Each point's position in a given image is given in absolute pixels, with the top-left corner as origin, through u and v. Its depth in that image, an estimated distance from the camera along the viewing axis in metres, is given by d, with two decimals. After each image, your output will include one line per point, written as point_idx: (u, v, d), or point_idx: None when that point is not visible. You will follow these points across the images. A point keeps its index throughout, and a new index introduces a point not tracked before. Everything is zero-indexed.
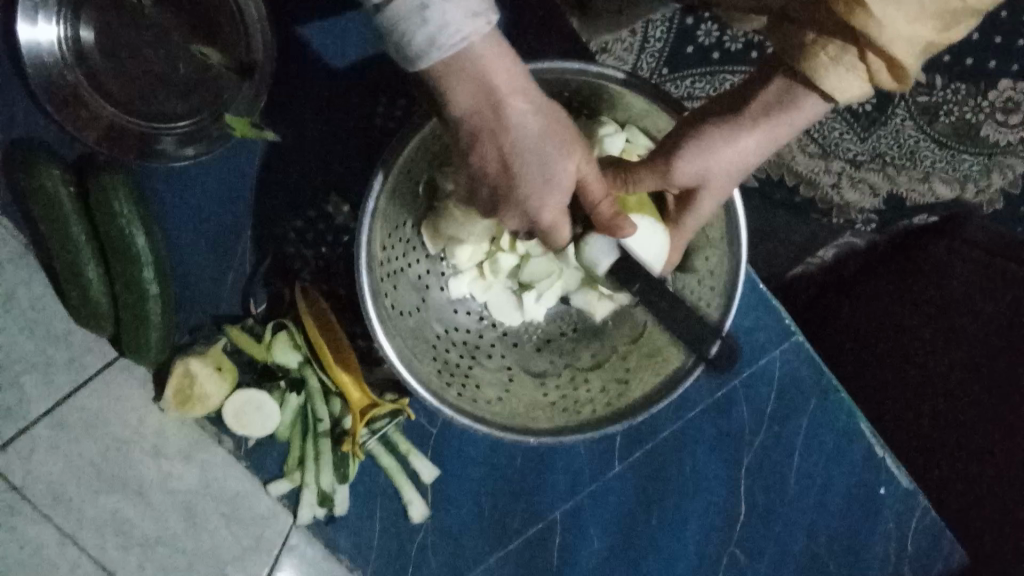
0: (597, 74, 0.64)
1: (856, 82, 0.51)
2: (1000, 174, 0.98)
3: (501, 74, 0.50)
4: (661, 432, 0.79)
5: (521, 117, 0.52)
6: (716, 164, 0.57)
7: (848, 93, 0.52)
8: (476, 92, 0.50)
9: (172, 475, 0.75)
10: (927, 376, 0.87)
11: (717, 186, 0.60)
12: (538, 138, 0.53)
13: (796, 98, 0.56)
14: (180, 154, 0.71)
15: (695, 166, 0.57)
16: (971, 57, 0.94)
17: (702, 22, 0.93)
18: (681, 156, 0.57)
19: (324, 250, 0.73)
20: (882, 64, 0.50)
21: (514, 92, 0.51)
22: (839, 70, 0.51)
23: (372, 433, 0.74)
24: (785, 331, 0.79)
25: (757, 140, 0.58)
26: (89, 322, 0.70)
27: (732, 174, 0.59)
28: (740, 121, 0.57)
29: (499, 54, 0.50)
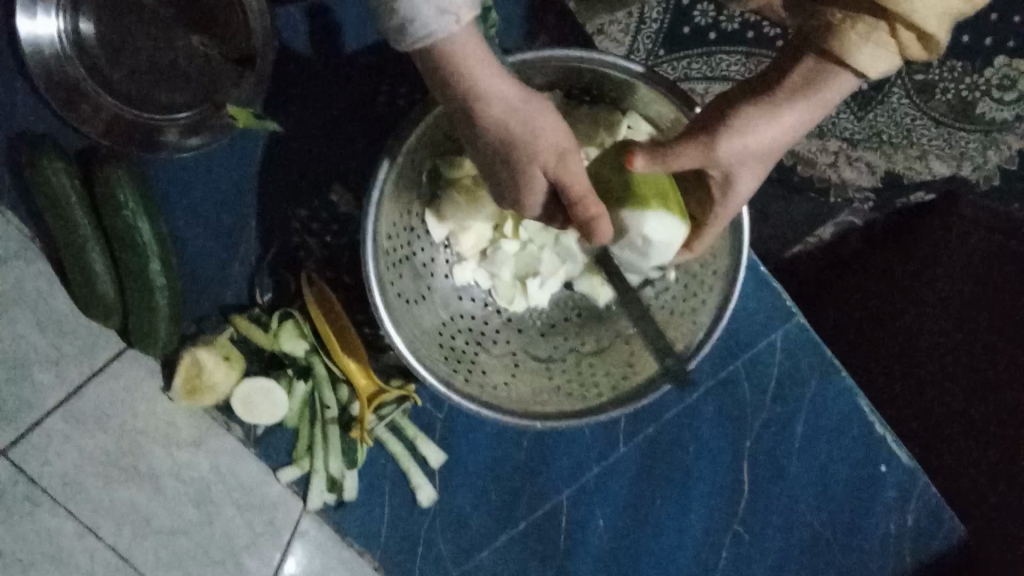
0: (599, 62, 0.64)
1: (886, 55, 0.51)
2: (996, 152, 0.98)
3: (472, 71, 0.51)
4: (664, 415, 0.79)
5: (495, 111, 0.53)
6: (755, 141, 0.57)
7: (881, 66, 0.51)
8: (447, 85, 0.53)
9: (183, 463, 0.76)
10: (933, 352, 0.86)
11: (749, 166, 0.59)
12: (523, 127, 0.53)
13: (835, 76, 0.54)
14: (183, 145, 0.71)
15: (733, 147, 0.57)
16: (967, 34, 0.93)
17: (699, 2, 0.93)
18: (719, 140, 0.57)
19: (329, 239, 0.74)
20: (913, 36, 0.49)
21: (490, 86, 0.52)
22: (869, 46, 0.50)
23: (380, 418, 0.75)
24: (787, 312, 0.79)
25: (792, 117, 0.57)
26: (96, 315, 0.70)
27: (768, 153, 0.58)
28: (780, 98, 0.56)
29: (475, 48, 0.51)
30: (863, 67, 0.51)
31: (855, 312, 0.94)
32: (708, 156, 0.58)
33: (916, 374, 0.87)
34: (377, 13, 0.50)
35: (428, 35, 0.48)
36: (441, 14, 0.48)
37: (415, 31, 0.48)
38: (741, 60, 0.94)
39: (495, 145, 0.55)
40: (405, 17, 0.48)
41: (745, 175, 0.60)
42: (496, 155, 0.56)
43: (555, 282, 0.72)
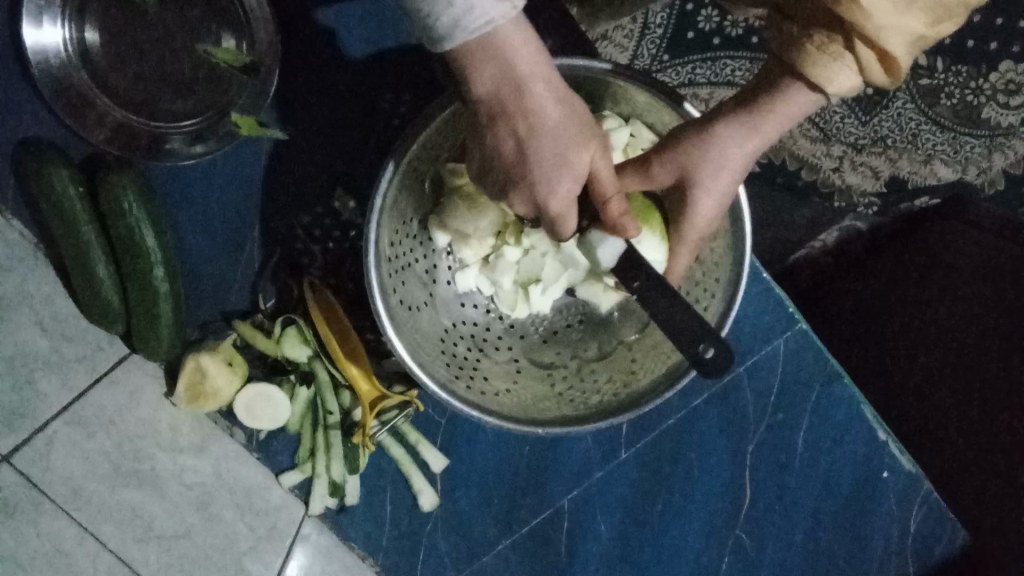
0: (602, 71, 0.64)
1: (845, 70, 0.51)
2: (1001, 156, 0.99)
3: (527, 60, 0.51)
4: (666, 421, 0.79)
5: (543, 103, 0.52)
6: (692, 153, 0.59)
7: (838, 82, 0.51)
8: (501, 76, 0.51)
9: (187, 469, 0.76)
10: (931, 372, 0.86)
11: (705, 187, 0.60)
12: (556, 126, 0.53)
13: (785, 89, 0.56)
14: (188, 152, 0.72)
15: (666, 160, 0.61)
16: (972, 40, 0.95)
17: (703, 8, 0.93)
18: (654, 153, 0.61)
19: (332, 245, 0.74)
20: (873, 53, 0.50)
21: (536, 77, 0.52)
22: (826, 59, 0.51)
23: (382, 423, 0.76)
24: (790, 319, 0.79)
25: (737, 132, 0.59)
26: (101, 321, 0.71)
27: (719, 168, 0.59)
28: (731, 116, 0.59)
29: (526, 38, 0.51)
30: (825, 86, 0.52)
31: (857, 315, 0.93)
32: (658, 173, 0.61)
33: (915, 385, 0.87)
34: (418, 10, 0.48)
35: (484, 24, 0.48)
36: (500, 2, 0.48)
37: (475, 20, 0.48)
38: (745, 66, 0.95)
39: (525, 138, 0.54)
40: (462, 6, 0.47)
41: (704, 197, 0.61)
42: (530, 154, 0.55)
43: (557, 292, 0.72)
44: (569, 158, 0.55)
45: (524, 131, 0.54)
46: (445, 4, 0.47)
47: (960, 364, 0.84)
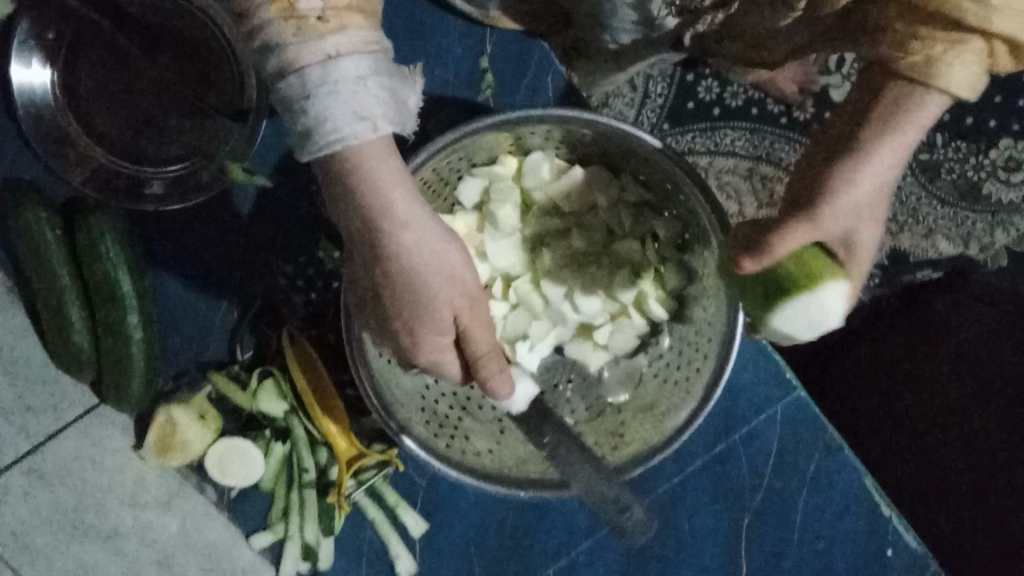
0: (607, 127, 0.61)
1: (967, 70, 0.41)
2: (1004, 233, 0.94)
3: (383, 197, 0.44)
4: (657, 489, 0.75)
5: (402, 250, 0.46)
6: (865, 182, 0.43)
7: (964, 81, 0.41)
8: (356, 206, 0.45)
9: (148, 525, 0.71)
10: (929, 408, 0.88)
11: (869, 227, 0.46)
12: (418, 271, 0.47)
13: (911, 91, 0.43)
14: (170, 198, 0.70)
15: (837, 209, 0.44)
16: (972, 116, 0.94)
17: (703, 79, 0.93)
18: (794, 217, 0.44)
19: (314, 296, 0.72)
20: (1005, 47, 0.41)
21: (393, 219, 0.45)
22: (952, 60, 0.41)
23: (359, 483, 0.71)
24: (787, 385, 0.76)
25: (875, 151, 0.43)
26: (72, 369, 0.69)
27: (879, 184, 0.44)
28: (858, 134, 0.43)
29: (383, 170, 0.44)
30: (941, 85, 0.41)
31: (858, 383, 0.89)
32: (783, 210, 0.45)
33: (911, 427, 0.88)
34: (280, 109, 0.42)
35: (337, 142, 0.41)
36: (359, 121, 0.41)
37: (326, 135, 0.41)
38: (745, 138, 0.94)
39: (387, 280, 0.48)
40: (316, 114, 0.40)
41: (862, 238, 0.46)
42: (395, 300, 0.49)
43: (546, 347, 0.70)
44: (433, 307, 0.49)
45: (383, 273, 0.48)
46: (301, 107, 0.40)
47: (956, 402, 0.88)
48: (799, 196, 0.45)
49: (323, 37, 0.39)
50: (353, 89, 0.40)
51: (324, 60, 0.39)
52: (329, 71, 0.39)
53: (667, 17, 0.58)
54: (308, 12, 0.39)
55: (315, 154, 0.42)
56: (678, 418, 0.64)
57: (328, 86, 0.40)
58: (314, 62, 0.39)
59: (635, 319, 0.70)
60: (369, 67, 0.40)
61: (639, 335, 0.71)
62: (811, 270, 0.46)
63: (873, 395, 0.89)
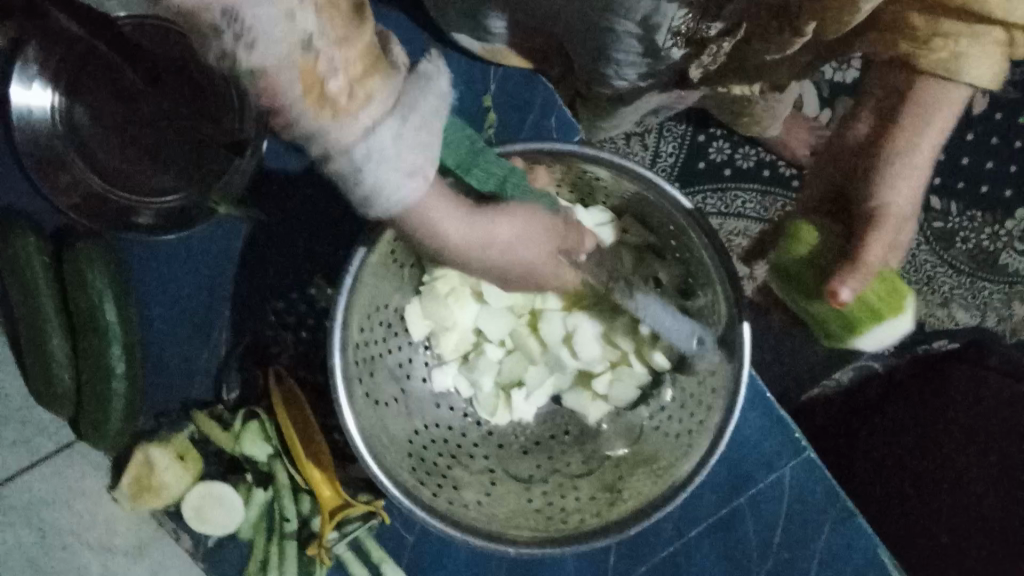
0: (611, 163, 0.59)
1: (992, 56, 0.43)
2: (1022, 303, 0.95)
3: (451, 214, 0.46)
4: (658, 552, 0.71)
5: (496, 235, 0.50)
6: (906, 193, 0.49)
7: (988, 69, 0.44)
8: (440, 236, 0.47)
9: (114, 572, 0.70)
10: (954, 503, 0.80)
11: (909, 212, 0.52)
12: (511, 242, 0.51)
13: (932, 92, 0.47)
14: (162, 229, 0.69)
15: (899, 214, 0.49)
16: (987, 184, 0.94)
17: (715, 139, 0.92)
18: (869, 234, 0.48)
19: (304, 335, 0.69)
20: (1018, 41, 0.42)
21: (468, 217, 0.48)
22: (975, 52, 0.43)
23: (342, 535, 0.67)
24: (796, 445, 0.72)
25: (920, 150, 0.49)
26: (49, 403, 0.67)
27: (919, 185, 0.50)
28: (896, 143, 0.49)
29: (444, 201, 0.46)
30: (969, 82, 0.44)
31: (875, 452, 0.85)
32: (854, 227, 0.50)
33: (935, 523, 0.79)
34: (326, 177, 0.37)
35: (398, 200, 0.38)
36: (413, 180, 0.38)
37: (384, 201, 0.38)
38: (755, 197, 0.92)
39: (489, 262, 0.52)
40: (369, 188, 0.37)
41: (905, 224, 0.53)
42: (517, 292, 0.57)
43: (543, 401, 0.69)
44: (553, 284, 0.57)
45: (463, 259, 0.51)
46: (352, 181, 0.37)
47: (985, 497, 0.80)
48: (860, 209, 0.50)
49: (355, 116, 0.34)
50: (398, 151, 0.36)
51: (364, 134, 0.34)
52: (371, 147, 0.35)
53: (673, 48, 0.58)
54: (335, 92, 0.32)
55: (380, 211, 0.39)
56: (676, 472, 0.60)
57: (374, 159, 0.35)
58: (356, 142, 0.34)
59: (637, 367, 0.68)
60: (406, 122, 0.35)
61: (640, 386, 0.68)
62: (895, 302, 0.55)
63: (889, 467, 0.83)
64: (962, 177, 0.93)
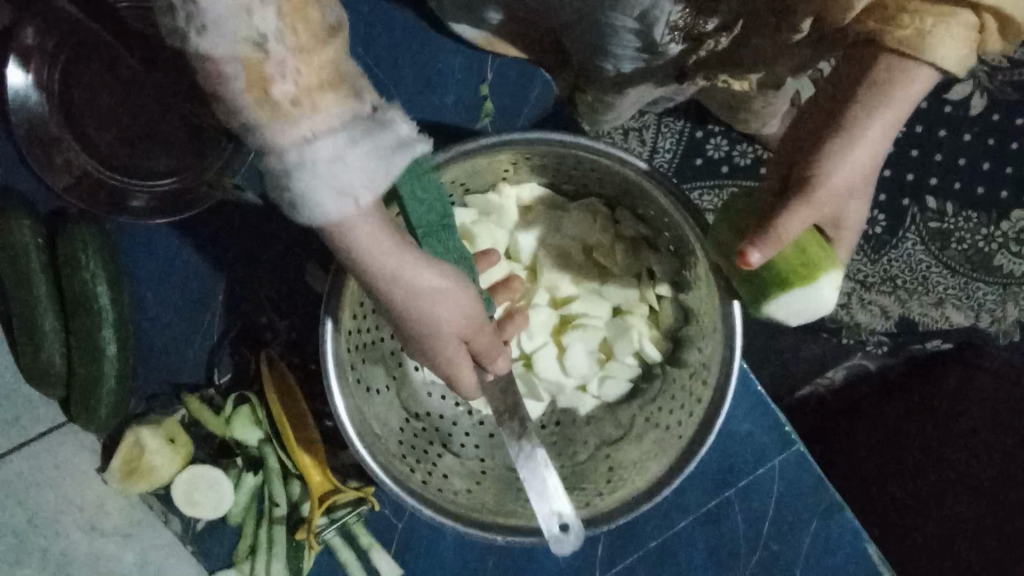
0: (605, 154, 0.59)
1: (960, 40, 0.42)
2: (1015, 306, 0.92)
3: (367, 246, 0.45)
4: (647, 544, 0.71)
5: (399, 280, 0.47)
6: (849, 167, 0.47)
7: (956, 55, 0.43)
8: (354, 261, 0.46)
9: (105, 554, 0.70)
10: (946, 494, 0.82)
11: (860, 192, 0.50)
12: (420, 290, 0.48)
13: (899, 69, 0.45)
14: (155, 213, 0.69)
15: (834, 188, 0.47)
16: (982, 185, 0.92)
17: (712, 136, 0.91)
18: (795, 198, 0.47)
19: (297, 322, 0.69)
20: (988, 23, 0.42)
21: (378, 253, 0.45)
22: (941, 34, 0.42)
23: (330, 521, 0.67)
24: (786, 440, 0.72)
25: (875, 128, 0.46)
26: (40, 383, 0.67)
27: (867, 165, 0.47)
28: (849, 114, 0.47)
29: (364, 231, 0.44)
30: (934, 62, 0.43)
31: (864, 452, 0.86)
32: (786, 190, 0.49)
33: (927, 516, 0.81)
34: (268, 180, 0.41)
35: (321, 216, 0.41)
36: (338, 197, 0.41)
37: (308, 209, 0.41)
38: None
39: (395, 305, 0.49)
40: (301, 196, 0.40)
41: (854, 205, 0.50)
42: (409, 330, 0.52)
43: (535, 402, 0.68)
44: (440, 326, 0.51)
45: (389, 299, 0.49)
46: (287, 184, 0.40)
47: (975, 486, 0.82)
48: (797, 176, 0.48)
49: (296, 122, 0.38)
50: (330, 170, 0.39)
51: (300, 142, 0.39)
52: (304, 153, 0.39)
53: (670, 43, 0.58)
54: (283, 98, 0.37)
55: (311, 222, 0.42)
56: (667, 463, 0.60)
57: (306, 167, 0.39)
58: (292, 145, 0.39)
59: (627, 360, 0.68)
60: (346, 145, 0.39)
61: (631, 379, 0.68)
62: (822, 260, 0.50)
63: (879, 467, 0.84)
64: (957, 178, 0.91)
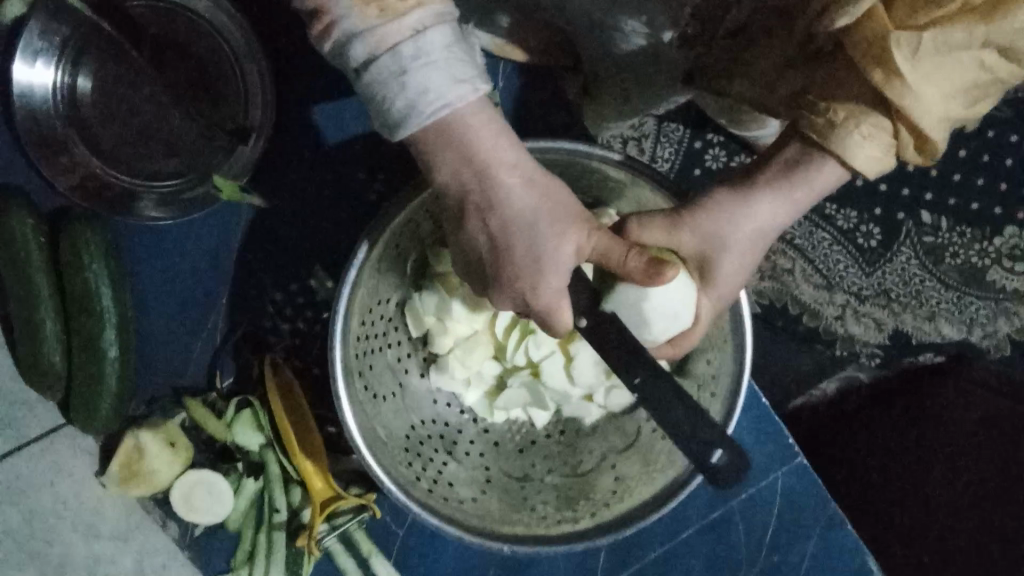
0: (614, 163, 0.60)
1: (878, 148, 0.47)
2: (1006, 321, 0.90)
3: (493, 145, 0.47)
4: (647, 555, 0.71)
5: (508, 190, 0.47)
6: (731, 225, 0.52)
7: (869, 165, 0.47)
8: (462, 163, 0.47)
9: (102, 559, 0.69)
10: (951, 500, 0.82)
11: (738, 259, 0.54)
12: (531, 212, 0.48)
13: (812, 159, 0.50)
14: (159, 215, 0.68)
15: (704, 234, 0.53)
16: (977, 202, 0.89)
17: (710, 146, 0.89)
18: (680, 216, 0.53)
19: (302, 326, 0.69)
20: (910, 137, 0.47)
21: (498, 163, 0.47)
22: (860, 139, 0.47)
23: (332, 527, 0.67)
24: (790, 451, 0.72)
25: (774, 202, 0.52)
26: (39, 384, 0.66)
27: (753, 235, 0.52)
28: (763, 178, 0.52)
29: (490, 123, 0.47)
30: (845, 158, 0.47)
31: (868, 449, 0.86)
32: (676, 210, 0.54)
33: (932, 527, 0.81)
34: (371, 96, 0.44)
35: (446, 109, 0.44)
36: (455, 84, 0.43)
37: (429, 104, 0.43)
38: None
39: (496, 228, 0.48)
40: (416, 91, 0.43)
41: (727, 264, 0.54)
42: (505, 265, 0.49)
43: (542, 410, 0.67)
44: (551, 250, 0.48)
45: (494, 225, 0.48)
46: (400, 85, 0.43)
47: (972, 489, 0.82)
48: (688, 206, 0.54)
49: (405, 15, 0.42)
50: (444, 56, 0.43)
51: (412, 33, 0.42)
52: (420, 43, 0.42)
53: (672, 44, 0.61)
54: None
55: (421, 126, 0.44)
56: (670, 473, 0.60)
57: (422, 57, 0.43)
58: (406, 38, 0.42)
59: None
60: (451, 34, 0.43)
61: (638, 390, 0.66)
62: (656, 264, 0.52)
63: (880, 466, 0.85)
64: (953, 194, 0.89)
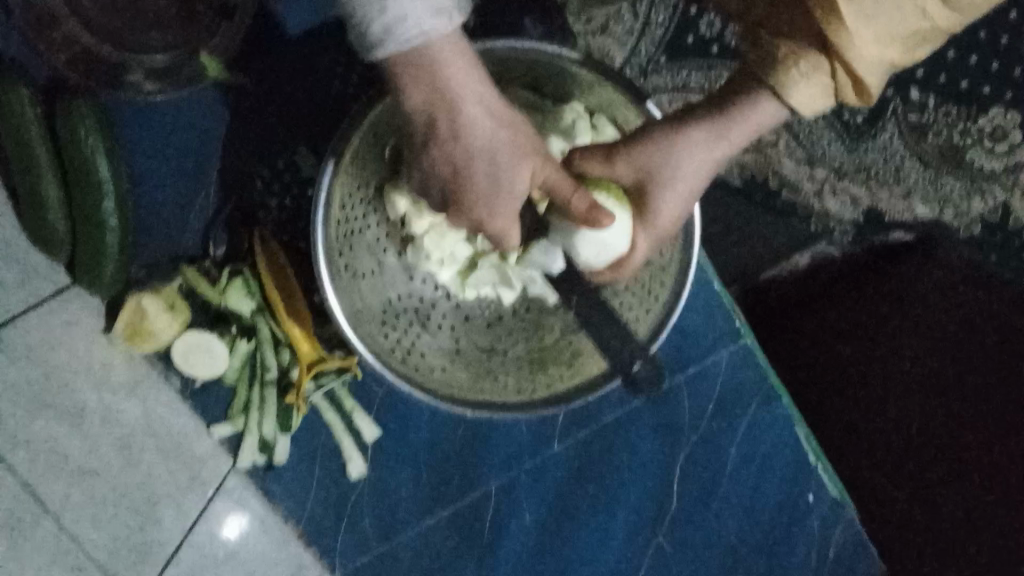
0: (578, 64, 0.63)
1: (819, 88, 0.53)
2: (980, 201, 0.89)
3: (460, 79, 0.51)
4: (602, 419, 0.79)
5: (473, 122, 0.52)
6: (671, 156, 0.59)
7: (810, 103, 0.54)
8: (430, 92, 0.51)
9: (113, 407, 0.72)
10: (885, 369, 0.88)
11: (675, 192, 0.61)
12: (489, 142, 0.53)
13: (751, 99, 0.57)
14: (147, 90, 0.71)
15: (644, 164, 0.60)
16: (965, 78, 0.87)
17: (705, 14, 0.87)
18: (625, 146, 0.60)
19: (289, 203, 0.74)
20: (850, 80, 0.52)
21: (466, 97, 0.52)
22: (803, 78, 0.53)
23: (318, 385, 0.75)
24: (734, 332, 0.80)
25: (709, 138, 0.59)
26: (44, 247, 0.69)
27: (690, 167, 0.60)
28: (702, 119, 0.59)
29: (460, 58, 0.51)
30: (789, 92, 0.54)
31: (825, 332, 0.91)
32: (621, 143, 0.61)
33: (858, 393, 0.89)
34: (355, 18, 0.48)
35: (418, 37, 0.48)
36: (432, 14, 0.48)
37: (406, 31, 0.48)
38: None
39: (460, 157, 0.54)
40: (395, 17, 0.47)
41: (665, 196, 0.61)
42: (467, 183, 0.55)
43: (509, 289, 0.71)
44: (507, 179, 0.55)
45: (456, 153, 0.54)
46: (380, 11, 0.47)
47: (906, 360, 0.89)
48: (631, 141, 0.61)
49: None
50: None
51: None
52: None
53: None
54: None
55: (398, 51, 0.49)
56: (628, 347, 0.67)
57: None
58: None
59: None
60: None
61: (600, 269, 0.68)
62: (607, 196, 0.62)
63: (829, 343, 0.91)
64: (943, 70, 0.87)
